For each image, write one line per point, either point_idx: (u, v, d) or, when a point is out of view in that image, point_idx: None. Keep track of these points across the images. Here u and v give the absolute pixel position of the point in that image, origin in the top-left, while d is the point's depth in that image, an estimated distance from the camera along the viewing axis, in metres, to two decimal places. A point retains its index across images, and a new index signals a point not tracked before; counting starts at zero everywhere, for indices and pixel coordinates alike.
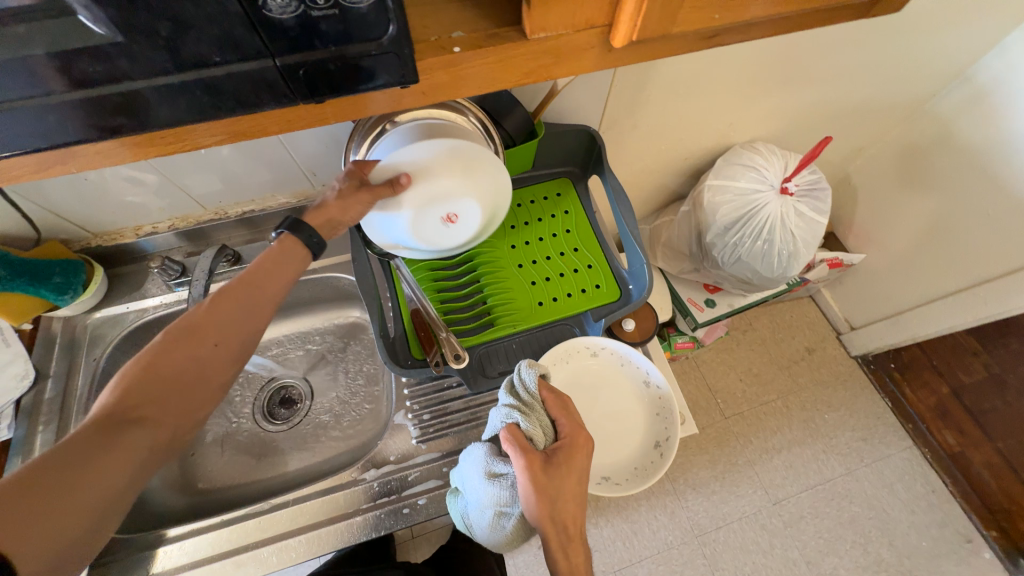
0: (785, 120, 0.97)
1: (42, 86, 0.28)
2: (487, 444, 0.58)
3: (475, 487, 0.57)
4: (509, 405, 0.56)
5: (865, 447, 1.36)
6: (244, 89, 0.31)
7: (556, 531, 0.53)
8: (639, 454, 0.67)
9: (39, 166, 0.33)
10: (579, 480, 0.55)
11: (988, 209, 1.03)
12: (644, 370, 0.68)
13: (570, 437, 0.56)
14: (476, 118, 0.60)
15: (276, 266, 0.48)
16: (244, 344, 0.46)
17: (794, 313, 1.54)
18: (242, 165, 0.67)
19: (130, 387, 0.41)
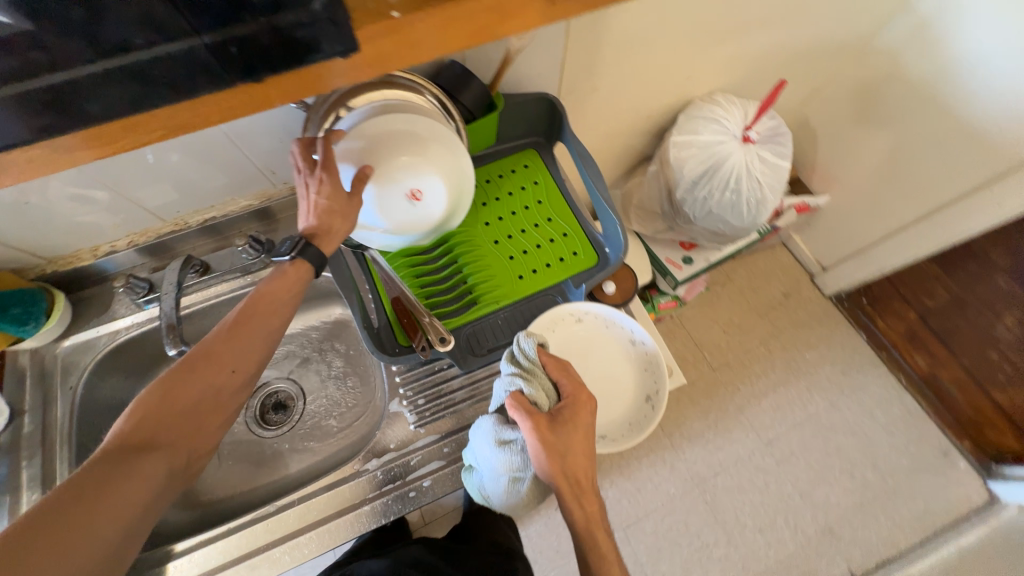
0: (741, 68, 0.98)
1: None
2: (495, 415, 0.60)
3: (486, 459, 0.59)
4: (511, 373, 0.59)
5: (845, 379, 1.43)
6: (177, 73, 0.30)
7: (569, 486, 0.56)
8: (633, 410, 0.69)
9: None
10: (586, 436, 0.57)
11: (938, 138, 1.07)
12: (629, 329, 0.70)
13: (573, 396, 0.59)
14: (432, 96, 0.60)
15: (283, 292, 0.54)
16: (257, 368, 0.52)
17: (768, 261, 1.58)
18: (194, 171, 0.64)
19: (155, 410, 0.46)
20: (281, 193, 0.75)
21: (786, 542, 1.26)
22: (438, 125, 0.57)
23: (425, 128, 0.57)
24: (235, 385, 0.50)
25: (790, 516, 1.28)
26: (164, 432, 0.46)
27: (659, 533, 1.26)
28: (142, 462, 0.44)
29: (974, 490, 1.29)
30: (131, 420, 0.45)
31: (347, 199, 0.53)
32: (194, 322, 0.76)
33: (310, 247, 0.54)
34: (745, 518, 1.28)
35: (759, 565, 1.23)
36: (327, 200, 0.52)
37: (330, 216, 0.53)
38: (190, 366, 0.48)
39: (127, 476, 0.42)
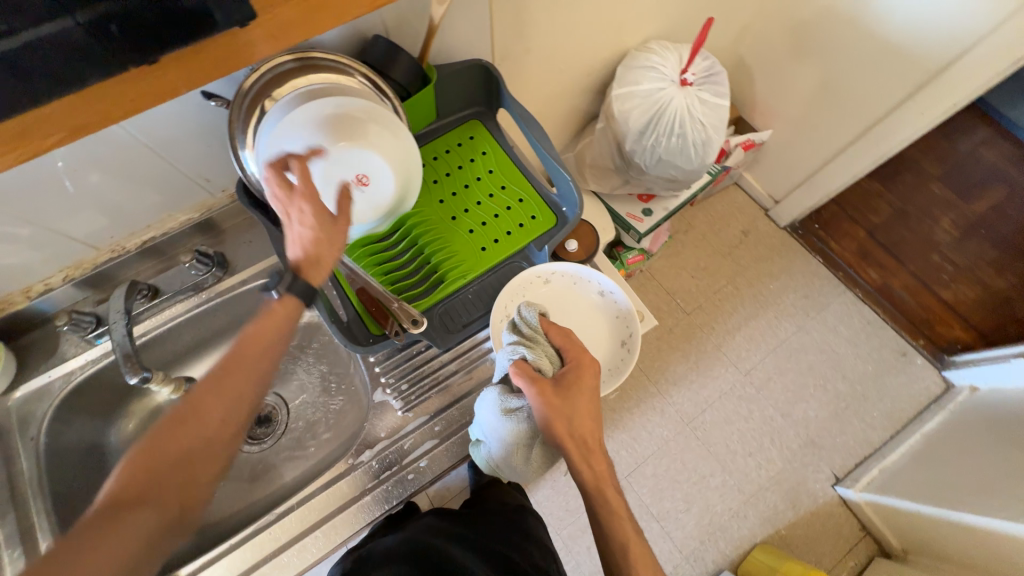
0: (670, 13, 0.98)
1: None
2: (500, 385, 0.61)
3: (493, 430, 0.60)
4: (513, 342, 0.59)
5: (808, 303, 1.51)
6: (60, 56, 0.33)
7: (576, 446, 0.57)
8: (608, 355, 0.71)
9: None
10: (592, 399, 0.58)
11: (859, 58, 1.11)
12: (595, 282, 0.72)
13: (577, 360, 0.59)
14: (362, 76, 0.59)
15: (279, 327, 0.50)
16: (247, 420, 0.48)
17: (724, 203, 1.63)
18: (122, 190, 0.60)
19: (137, 470, 0.43)
20: (222, 202, 0.72)
21: (774, 460, 1.34)
22: (374, 105, 0.56)
23: (362, 109, 0.55)
24: (226, 436, 0.46)
25: (776, 436, 1.36)
26: (152, 490, 0.42)
27: (659, 475, 1.32)
28: (124, 527, 0.40)
29: (933, 382, 1.40)
30: (115, 479, 0.42)
31: (331, 220, 0.51)
32: (154, 349, 0.73)
33: (296, 281, 0.50)
34: (735, 446, 1.35)
35: (753, 486, 1.31)
36: (313, 227, 0.50)
37: (318, 243, 0.51)
38: (175, 421, 0.44)
39: (102, 546, 0.39)
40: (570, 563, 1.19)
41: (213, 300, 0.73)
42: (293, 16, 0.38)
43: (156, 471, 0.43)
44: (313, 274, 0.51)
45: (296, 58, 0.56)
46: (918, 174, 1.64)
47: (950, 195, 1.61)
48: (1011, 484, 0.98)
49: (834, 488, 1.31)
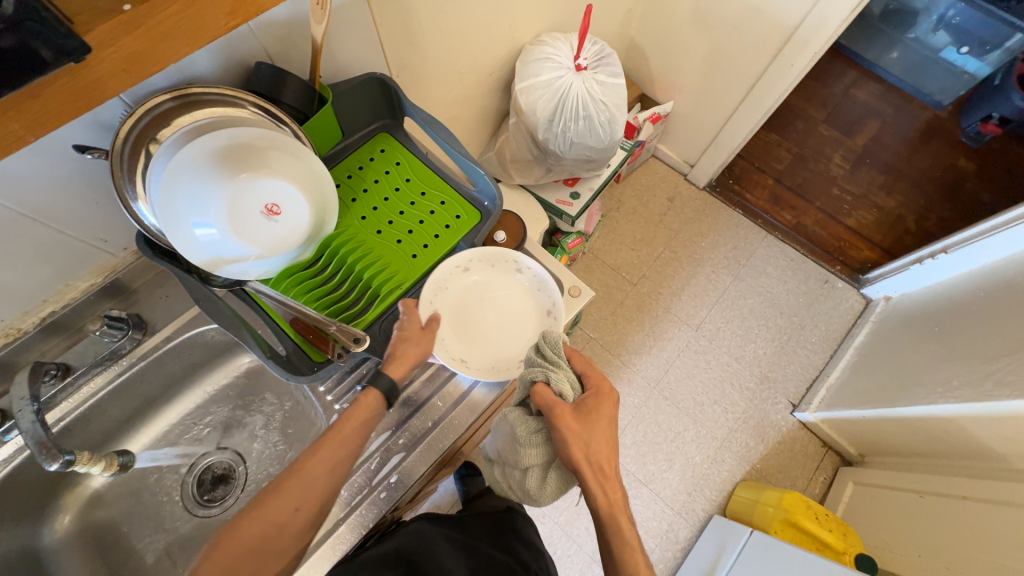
0: (555, 5, 1.04)
1: None
2: (520, 406, 0.66)
3: (514, 447, 0.65)
4: (536, 363, 0.64)
5: (738, 253, 1.62)
6: None
7: (592, 471, 0.60)
8: (538, 322, 0.73)
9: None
10: (609, 427, 0.63)
11: (730, 23, 1.22)
12: (513, 258, 0.74)
13: (598, 389, 0.64)
14: (252, 106, 0.58)
15: (360, 423, 0.58)
16: (320, 506, 0.54)
17: (647, 175, 1.73)
18: (1, 269, 0.55)
19: (228, 545, 0.50)
20: (127, 260, 0.68)
21: (738, 403, 1.43)
22: (269, 131, 0.55)
23: (258, 136, 0.55)
24: (300, 521, 0.52)
25: (734, 380, 1.46)
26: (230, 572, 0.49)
27: (638, 442, 1.37)
28: None
29: (854, 300, 1.55)
30: (214, 550, 0.50)
31: (421, 329, 0.64)
32: (76, 432, 0.67)
33: (381, 376, 0.60)
34: (701, 398, 1.43)
35: (724, 430, 1.39)
36: (410, 334, 0.63)
37: (407, 348, 0.62)
38: (266, 499, 0.52)
39: None
40: (571, 548, 1.20)
41: (136, 366, 0.69)
42: (144, 46, 0.38)
43: (241, 548, 0.50)
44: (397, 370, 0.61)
45: (176, 97, 0.54)
46: (807, 122, 1.82)
47: (836, 134, 1.80)
48: (930, 371, 1.11)
49: (793, 415, 1.41)
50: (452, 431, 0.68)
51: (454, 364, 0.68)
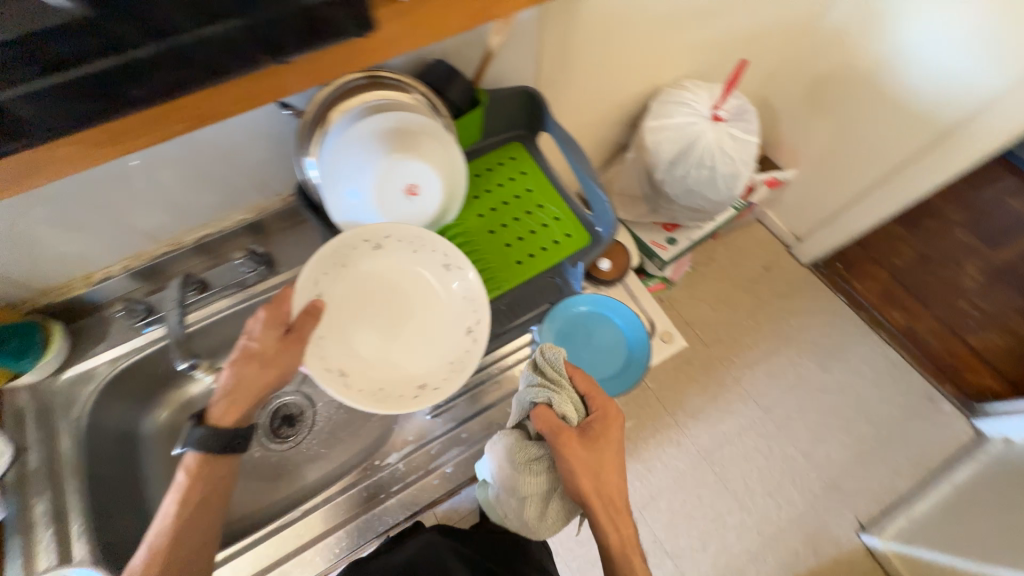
0: (702, 54, 1.04)
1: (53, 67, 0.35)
2: (514, 432, 0.62)
3: (505, 478, 0.61)
4: (536, 385, 0.60)
5: (830, 342, 1.50)
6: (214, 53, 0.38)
7: (601, 501, 0.58)
8: (452, 344, 0.65)
9: (46, 158, 0.39)
10: (616, 451, 0.60)
11: (883, 104, 1.14)
12: (437, 249, 0.64)
13: (602, 411, 0.61)
14: (419, 94, 0.63)
15: (191, 505, 0.55)
16: None
17: (746, 238, 1.65)
18: (186, 189, 0.65)
19: None
20: (274, 205, 0.76)
21: (795, 502, 1.30)
22: (429, 119, 0.60)
23: (417, 123, 0.60)
24: None
25: (797, 477, 1.32)
26: None
27: (674, 510, 1.29)
28: None
29: (961, 430, 1.37)
30: None
31: (278, 341, 0.56)
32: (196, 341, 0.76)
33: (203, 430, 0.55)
34: (754, 485, 1.32)
35: (772, 528, 1.26)
36: (260, 344, 0.55)
37: (253, 363, 0.55)
38: None
39: None
40: None
41: (257, 296, 0.76)
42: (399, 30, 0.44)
43: None
44: (226, 416, 0.56)
45: (365, 76, 0.61)
46: (942, 220, 1.64)
47: (975, 241, 1.61)
48: None
49: (858, 536, 1.26)
50: None
51: (329, 380, 0.59)
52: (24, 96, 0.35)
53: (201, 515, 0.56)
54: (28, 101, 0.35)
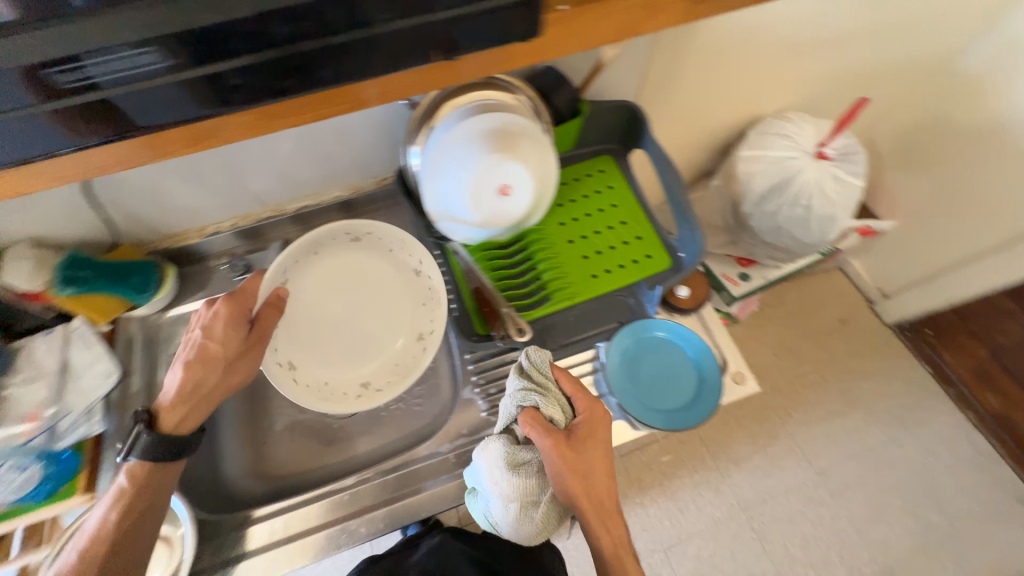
0: (813, 87, 0.97)
1: (239, 47, 0.33)
2: (501, 436, 0.61)
3: (494, 485, 0.59)
4: (524, 389, 0.59)
5: (906, 413, 1.37)
6: (394, 47, 0.36)
7: (592, 506, 0.56)
8: (399, 351, 0.72)
9: (210, 131, 0.39)
10: (605, 454, 0.58)
11: (1014, 165, 1.02)
12: (412, 254, 0.72)
13: (589, 413, 0.59)
14: (525, 97, 0.65)
15: (131, 510, 0.54)
16: None
17: (823, 285, 1.54)
18: (297, 161, 0.71)
19: None
20: (368, 186, 0.81)
21: None
22: (532, 124, 0.62)
23: (522, 126, 0.62)
24: None
25: (846, 553, 1.22)
26: None
27: (702, 558, 1.23)
28: None
29: None
30: None
31: (239, 347, 0.59)
32: None
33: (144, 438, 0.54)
34: (795, 550, 1.23)
35: None
36: (215, 351, 0.57)
37: (212, 362, 0.57)
38: None
39: None
40: None
41: None
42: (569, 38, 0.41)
43: None
44: (181, 424, 0.57)
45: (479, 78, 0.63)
46: None
47: None
48: None
49: None
50: None
51: (279, 372, 0.65)
52: (128, 93, 0.34)
53: (144, 522, 0.54)
54: (131, 99, 0.34)
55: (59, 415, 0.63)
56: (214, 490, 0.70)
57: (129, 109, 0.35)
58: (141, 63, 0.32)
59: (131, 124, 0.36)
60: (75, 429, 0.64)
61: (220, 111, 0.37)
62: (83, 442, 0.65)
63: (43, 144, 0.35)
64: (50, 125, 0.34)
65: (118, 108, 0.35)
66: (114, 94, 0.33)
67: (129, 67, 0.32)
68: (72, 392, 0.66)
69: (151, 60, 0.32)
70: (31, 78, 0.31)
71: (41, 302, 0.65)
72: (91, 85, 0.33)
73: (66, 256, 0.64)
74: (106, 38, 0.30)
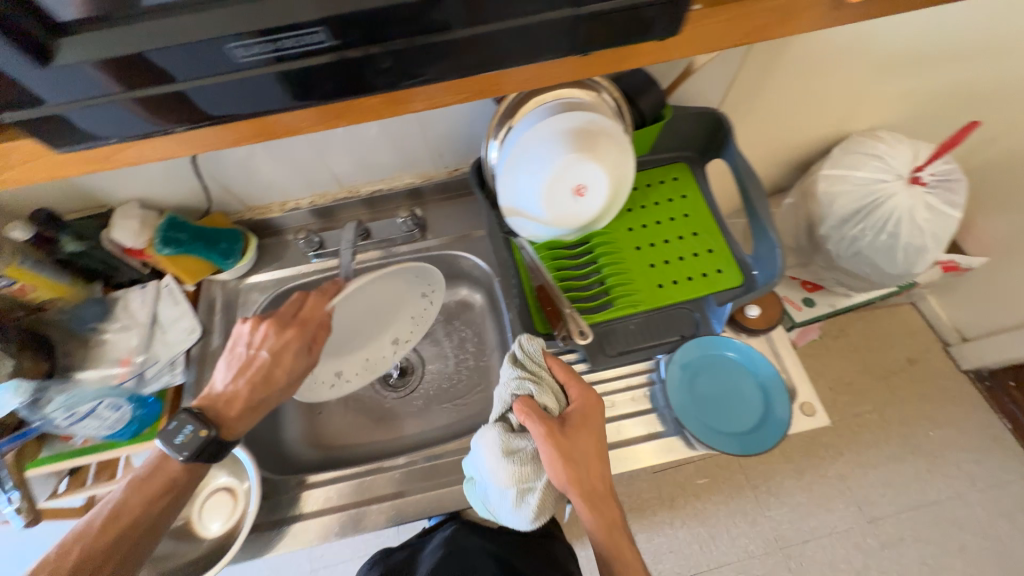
0: (914, 106, 0.90)
1: (398, 29, 0.31)
2: (498, 424, 0.59)
3: (491, 473, 0.57)
4: (517, 377, 0.58)
5: (978, 469, 1.25)
6: (540, 39, 0.33)
7: (586, 492, 0.55)
8: (375, 349, 0.72)
9: (347, 111, 0.37)
10: (596, 440, 0.57)
11: None
12: (432, 283, 0.70)
13: (581, 401, 0.58)
14: (609, 97, 0.64)
15: (175, 500, 0.56)
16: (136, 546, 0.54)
17: (893, 321, 1.43)
18: (378, 147, 0.73)
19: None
20: (439, 175, 0.83)
21: None
22: (615, 126, 0.61)
23: (605, 128, 0.61)
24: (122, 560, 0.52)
25: None
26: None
27: None
28: None
29: None
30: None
31: (297, 380, 0.60)
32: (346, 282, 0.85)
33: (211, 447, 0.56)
34: None
35: None
36: (280, 378, 0.59)
37: (275, 385, 0.59)
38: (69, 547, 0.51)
39: None
40: None
41: (406, 254, 0.81)
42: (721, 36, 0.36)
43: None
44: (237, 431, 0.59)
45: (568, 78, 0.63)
46: None
47: None
48: None
49: None
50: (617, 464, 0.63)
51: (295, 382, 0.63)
52: (203, 89, 0.32)
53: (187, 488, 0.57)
54: (205, 93, 0.33)
55: (146, 363, 0.69)
56: (273, 450, 0.72)
57: (274, 85, 0.33)
58: (305, 42, 0.30)
59: (203, 117, 0.34)
60: (159, 377, 0.69)
61: (294, 106, 0.35)
62: (166, 390, 0.70)
63: (140, 126, 0.34)
64: (133, 113, 0.33)
65: (189, 101, 0.33)
66: (188, 87, 0.32)
67: (276, 49, 0.30)
68: (159, 343, 0.72)
69: (320, 39, 0.30)
70: (108, 67, 0.30)
71: (142, 258, 0.71)
72: (167, 77, 0.31)
73: (166, 219, 0.70)
74: (187, 36, 0.29)
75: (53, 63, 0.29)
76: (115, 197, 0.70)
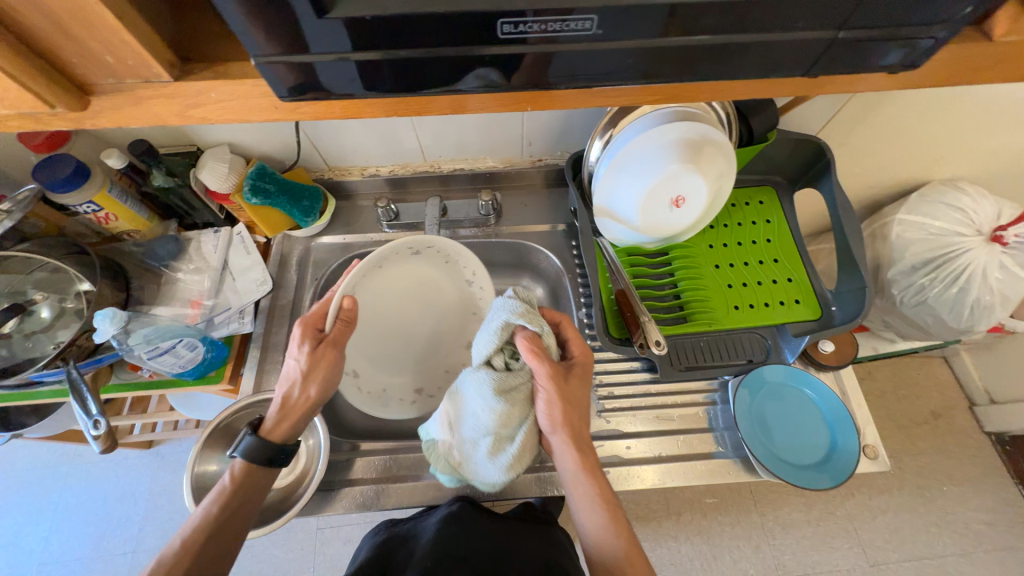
0: (1006, 166, 0.88)
1: (619, 32, 0.29)
2: (481, 370, 0.55)
3: (480, 410, 0.54)
4: (512, 314, 0.54)
5: (988, 531, 1.25)
6: (752, 58, 0.31)
7: (570, 431, 0.56)
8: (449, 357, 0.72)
9: (524, 99, 0.35)
10: (583, 384, 0.59)
11: None
12: (466, 265, 0.69)
13: (576, 349, 0.61)
14: (722, 109, 0.62)
15: (234, 514, 0.52)
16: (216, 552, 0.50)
17: (922, 373, 1.42)
18: (472, 128, 0.72)
19: None
20: (522, 163, 0.82)
21: None
22: (726, 143, 0.58)
23: (716, 145, 0.58)
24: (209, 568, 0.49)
25: None
26: None
27: None
28: None
29: None
30: None
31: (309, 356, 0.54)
32: None
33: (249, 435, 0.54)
34: None
35: None
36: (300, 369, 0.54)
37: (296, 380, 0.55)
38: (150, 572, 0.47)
39: None
40: None
41: (479, 238, 0.81)
42: (921, 72, 0.34)
43: None
44: (276, 426, 0.56)
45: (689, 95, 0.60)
46: None
47: None
48: None
49: None
50: (674, 476, 0.64)
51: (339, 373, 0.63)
52: (336, 64, 0.29)
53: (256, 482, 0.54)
54: (334, 68, 0.29)
55: (216, 308, 0.70)
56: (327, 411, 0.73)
57: (457, 66, 0.30)
58: (568, 28, 0.28)
59: (314, 88, 0.31)
60: (227, 324, 0.69)
61: (366, 95, 0.32)
62: (232, 337, 0.70)
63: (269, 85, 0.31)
64: (274, 75, 0.30)
65: (314, 74, 0.30)
66: (319, 60, 0.29)
67: (541, 31, 0.28)
68: (228, 290, 0.72)
69: (584, 28, 0.28)
70: (269, 22, 0.26)
71: (226, 203, 0.71)
72: (300, 46, 0.28)
73: (255, 167, 0.69)
74: (381, 6, 0.26)
75: (328, 14, 0.26)
76: (206, 139, 0.69)
